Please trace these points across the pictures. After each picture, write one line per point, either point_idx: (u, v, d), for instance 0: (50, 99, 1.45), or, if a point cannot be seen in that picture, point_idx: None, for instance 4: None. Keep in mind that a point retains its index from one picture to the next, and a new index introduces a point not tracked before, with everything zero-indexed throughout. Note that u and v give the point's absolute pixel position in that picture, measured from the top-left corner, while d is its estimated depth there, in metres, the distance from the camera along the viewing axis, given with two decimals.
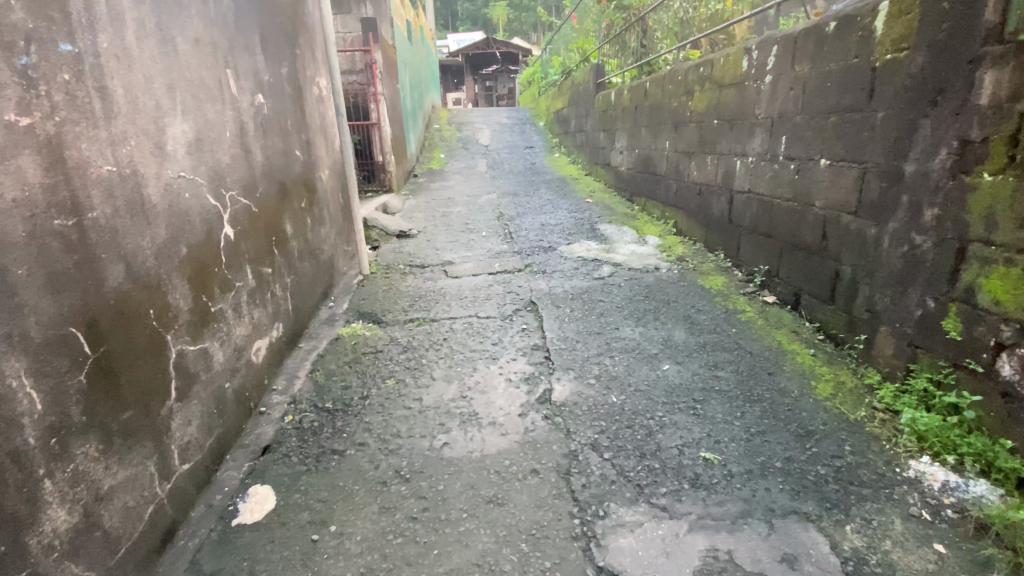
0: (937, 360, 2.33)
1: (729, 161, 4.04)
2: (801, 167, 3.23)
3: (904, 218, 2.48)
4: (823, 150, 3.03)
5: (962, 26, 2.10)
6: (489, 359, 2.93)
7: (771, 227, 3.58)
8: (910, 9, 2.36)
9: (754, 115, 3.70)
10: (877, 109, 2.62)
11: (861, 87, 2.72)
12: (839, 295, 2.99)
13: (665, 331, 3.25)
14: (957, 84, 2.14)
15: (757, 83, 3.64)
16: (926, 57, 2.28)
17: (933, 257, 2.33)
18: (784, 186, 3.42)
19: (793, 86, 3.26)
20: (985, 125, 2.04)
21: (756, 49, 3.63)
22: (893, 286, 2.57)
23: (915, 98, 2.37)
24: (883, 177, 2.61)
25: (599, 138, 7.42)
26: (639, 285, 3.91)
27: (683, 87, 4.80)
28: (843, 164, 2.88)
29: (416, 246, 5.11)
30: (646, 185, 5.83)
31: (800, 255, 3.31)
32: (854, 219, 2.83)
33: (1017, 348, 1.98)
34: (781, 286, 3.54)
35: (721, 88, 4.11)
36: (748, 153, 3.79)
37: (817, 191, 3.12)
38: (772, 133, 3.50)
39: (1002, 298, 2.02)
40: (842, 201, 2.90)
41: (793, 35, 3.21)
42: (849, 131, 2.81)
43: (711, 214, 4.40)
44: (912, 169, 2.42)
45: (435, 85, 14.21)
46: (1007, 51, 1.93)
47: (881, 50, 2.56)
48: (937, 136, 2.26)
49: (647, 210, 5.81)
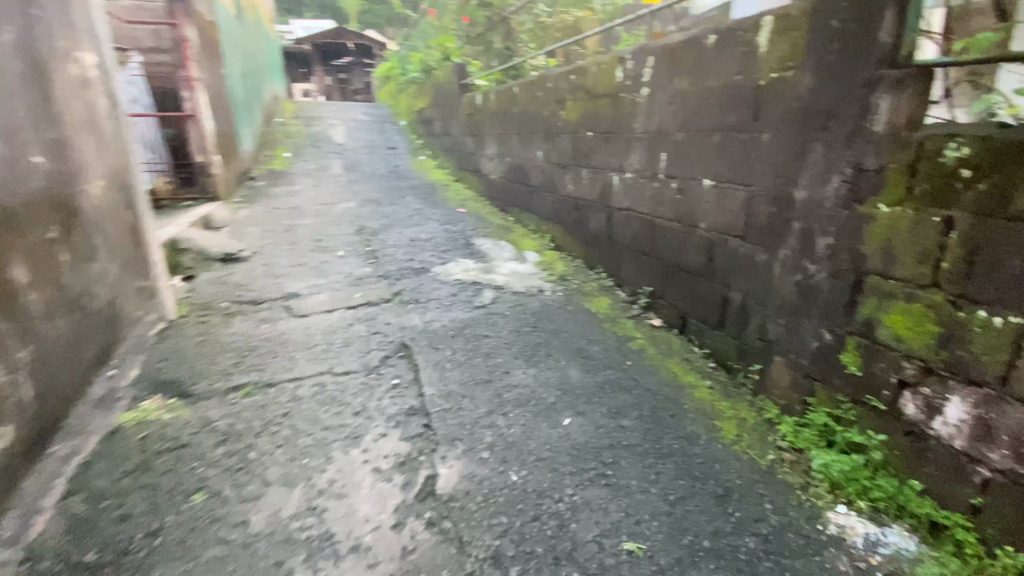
0: (835, 395, 2.23)
1: (608, 176, 3.80)
2: (683, 187, 3.00)
3: (795, 246, 2.33)
4: (705, 170, 2.82)
5: (855, 46, 1.98)
6: (350, 441, 2.23)
7: (654, 247, 3.36)
8: (796, 26, 2.21)
9: (630, 129, 3.46)
10: (762, 129, 2.44)
11: (744, 106, 2.53)
12: (729, 321, 2.81)
13: (560, 370, 2.83)
14: (849, 109, 2.02)
15: (633, 95, 3.40)
16: (814, 79, 2.15)
17: (827, 287, 2.20)
18: (666, 205, 3.18)
19: (670, 102, 3.02)
20: (880, 153, 1.94)
21: (630, 58, 3.39)
22: (786, 315, 2.42)
23: (803, 121, 2.23)
24: (772, 202, 2.43)
25: (466, 143, 6.92)
26: (525, 313, 3.45)
27: (554, 94, 4.50)
28: (728, 186, 2.67)
29: (248, 274, 4.07)
30: (521, 196, 5.45)
31: (685, 278, 3.09)
32: (742, 244, 2.65)
33: (919, 387, 1.90)
34: (666, 309, 3.30)
35: (596, 100, 3.85)
36: (626, 169, 3.56)
37: (700, 213, 2.89)
38: (649, 149, 3.27)
39: (903, 334, 1.93)
40: (728, 224, 2.71)
41: (669, 45, 2.99)
42: (734, 152, 2.62)
43: (590, 230, 4.16)
44: (802, 196, 2.27)
45: (277, 74, 12.48)
46: (902, 77, 1.84)
47: (765, 68, 2.38)
48: (829, 162, 2.13)
49: (522, 223, 5.46)
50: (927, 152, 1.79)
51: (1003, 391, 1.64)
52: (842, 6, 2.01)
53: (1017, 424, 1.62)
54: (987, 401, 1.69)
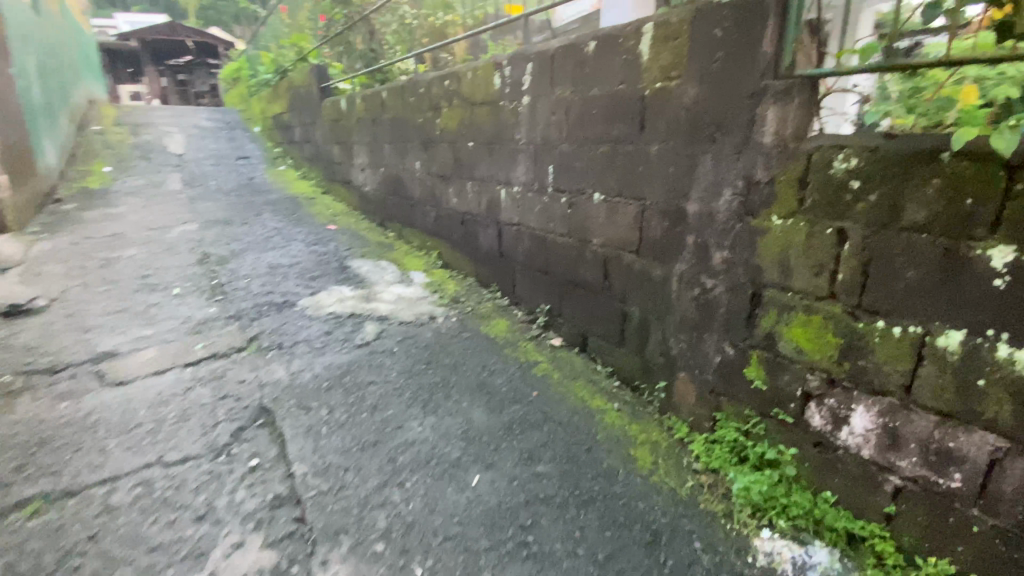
0: (742, 409, 2.17)
1: (494, 189, 3.53)
2: (572, 202, 2.82)
3: (691, 260, 2.24)
4: (594, 183, 2.66)
5: (739, 56, 1.92)
6: (191, 564, 1.67)
7: (547, 263, 3.13)
8: (677, 34, 2.11)
9: (513, 140, 3.23)
10: (649, 141, 2.33)
11: (629, 116, 2.40)
12: (629, 338, 2.66)
13: (461, 414, 2.45)
14: (736, 119, 1.96)
15: (513, 104, 3.16)
16: (700, 89, 2.07)
17: (726, 301, 2.14)
18: (556, 220, 2.99)
19: (554, 111, 2.83)
20: (770, 166, 1.90)
21: (507, 64, 3.15)
22: (687, 331, 2.32)
23: (691, 132, 2.14)
24: (664, 216, 2.33)
25: (332, 152, 6.23)
26: (416, 346, 3.01)
27: (428, 101, 4.13)
28: (619, 200, 2.54)
29: (42, 331, 3.10)
30: (401, 210, 4.98)
31: (581, 295, 2.90)
32: (636, 259, 2.51)
33: (825, 399, 1.88)
34: (565, 327, 3.09)
35: (475, 109, 3.56)
36: (512, 181, 3.33)
37: (593, 227, 2.73)
38: (535, 161, 3.06)
39: (805, 347, 1.90)
40: (622, 238, 2.57)
41: (548, 51, 2.80)
42: (622, 164, 2.48)
43: (479, 247, 3.86)
44: (694, 209, 2.18)
45: (92, 72, 10.38)
46: (788, 88, 1.80)
47: (648, 78, 2.28)
48: (719, 175, 2.06)
49: (405, 241, 5.00)
50: (816, 164, 1.76)
51: (907, 400, 1.66)
52: (723, 14, 1.94)
53: (923, 431, 1.64)
54: (892, 410, 1.71)
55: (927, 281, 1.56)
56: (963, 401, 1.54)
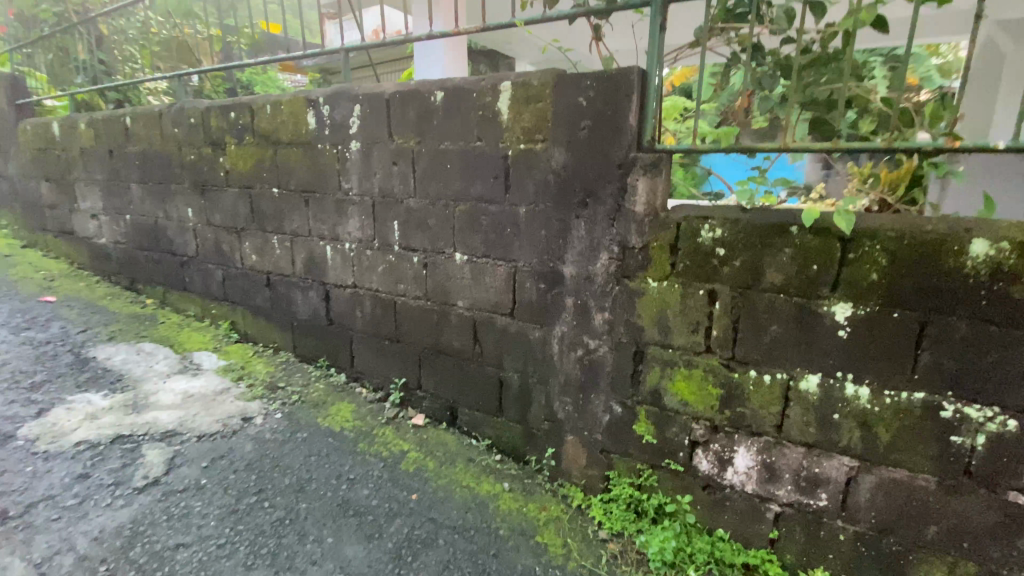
0: (634, 464, 2.19)
1: (314, 246, 2.93)
2: (428, 261, 2.53)
3: (572, 322, 2.18)
4: (454, 242, 2.44)
5: (606, 127, 1.94)
6: None
7: (399, 331, 2.74)
8: (539, 97, 2.05)
9: (338, 190, 2.72)
10: (516, 203, 2.22)
11: (492, 175, 2.25)
12: (508, 406, 2.47)
13: (330, 558, 1.88)
14: (607, 187, 1.98)
15: (335, 148, 2.67)
16: (567, 154, 2.04)
17: (611, 361, 2.12)
18: (408, 281, 2.64)
19: (396, 162, 2.49)
20: (643, 233, 1.95)
21: (324, 103, 2.65)
22: (573, 393, 2.25)
23: (561, 196, 2.10)
24: (539, 278, 2.23)
25: (35, 190, 4.46)
26: (235, 469, 2.25)
27: (201, 133, 3.23)
28: (486, 262, 2.36)
29: None
30: (165, 269, 3.79)
31: (447, 363, 2.62)
32: (511, 322, 2.37)
33: (710, 445, 2.01)
34: (427, 401, 2.74)
35: (278, 150, 2.91)
36: (341, 237, 2.81)
37: (456, 289, 2.49)
38: (374, 215, 2.65)
39: (689, 399, 2.00)
40: (493, 301, 2.40)
41: (382, 95, 2.44)
42: (486, 224, 2.32)
43: (295, 313, 3.15)
44: (571, 272, 2.13)
45: None
46: (655, 161, 1.88)
47: (510, 137, 2.16)
48: (594, 239, 2.05)
49: (175, 310, 3.82)
50: (685, 233, 1.88)
51: (780, 437, 1.87)
52: (587, 83, 1.94)
53: (795, 462, 1.87)
54: (768, 447, 1.91)
55: (788, 334, 1.79)
56: (824, 434, 1.80)
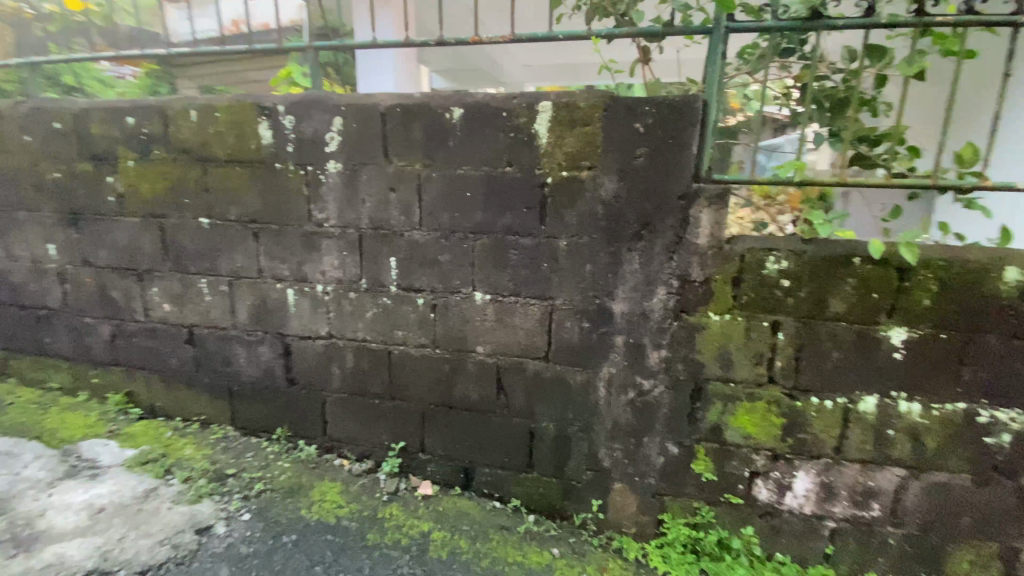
0: (690, 503, 2.11)
1: (267, 289, 2.33)
2: (437, 303, 2.16)
3: (622, 363, 2.02)
4: (472, 280, 2.10)
5: (665, 156, 1.82)
6: None
7: (395, 386, 2.30)
8: (587, 120, 1.85)
9: (308, 220, 2.21)
10: (555, 235, 1.98)
11: (524, 204, 1.98)
12: (540, 459, 2.21)
13: None
14: (666, 219, 1.86)
15: (303, 169, 2.15)
16: (619, 183, 1.87)
17: (668, 401, 2.01)
18: (408, 327, 2.22)
19: (395, 187, 2.08)
20: (705, 266, 1.87)
21: (285, 112, 2.11)
22: (622, 438, 2.09)
23: (611, 228, 1.91)
24: (581, 317, 2.02)
25: None
26: None
27: (75, 142, 2.39)
28: (515, 302, 2.07)
29: None
30: (8, 329, 2.75)
31: (462, 418, 2.26)
32: (545, 367, 2.11)
33: (770, 473, 2.02)
34: (434, 464, 2.34)
35: (208, 169, 2.25)
36: (309, 277, 2.27)
37: (473, 334, 2.16)
38: (361, 251, 2.19)
39: (751, 432, 1.98)
40: (522, 345, 2.11)
41: (377, 108, 2.02)
42: (516, 260, 2.03)
43: (235, 374, 2.48)
44: (622, 309, 1.97)
45: None
46: (720, 193, 1.80)
47: (550, 163, 1.92)
48: (650, 274, 1.92)
49: (29, 384, 2.80)
50: (749, 266, 1.85)
51: (838, 457, 1.95)
52: (645, 109, 1.80)
53: (850, 479, 1.97)
54: (826, 468, 1.97)
55: (848, 359, 1.86)
56: (879, 449, 1.91)
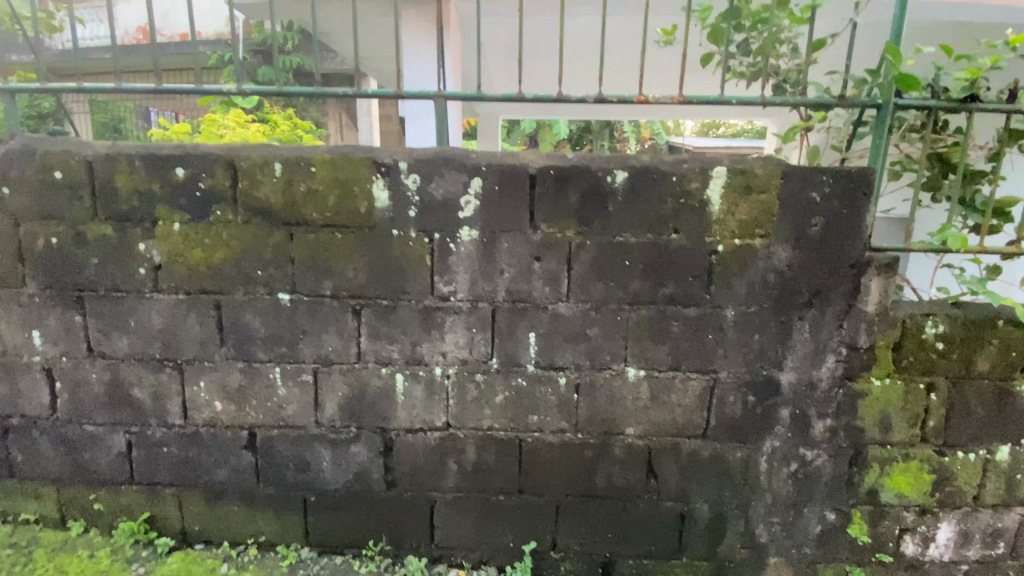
0: (842, 566, 2.10)
1: (367, 376, 1.94)
2: (583, 384, 1.92)
3: (785, 435, 1.97)
4: (626, 357, 1.91)
5: (839, 226, 1.81)
6: None
7: (526, 480, 2.01)
8: (763, 187, 1.79)
9: (429, 293, 1.88)
10: (722, 306, 1.87)
11: (690, 274, 1.84)
12: (691, 542, 2.07)
13: None
14: (838, 288, 1.85)
15: (427, 236, 1.84)
16: (793, 252, 1.83)
17: (829, 468, 1.99)
18: (546, 412, 1.95)
19: (542, 255, 1.84)
20: (871, 332, 1.89)
21: (409, 171, 1.79)
22: (780, 510, 2.03)
23: (781, 297, 1.86)
24: (745, 390, 1.93)
25: None
26: None
27: (86, 198, 1.82)
28: (674, 377, 1.92)
29: None
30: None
31: (605, 508, 2.04)
32: (702, 445, 1.98)
33: (918, 527, 2.06)
34: (568, 561, 2.08)
35: (294, 235, 1.83)
36: (424, 360, 1.93)
37: (624, 416, 1.95)
38: (496, 327, 1.89)
39: (905, 490, 2.02)
40: (678, 424, 1.96)
41: (526, 169, 1.78)
42: (679, 333, 1.88)
43: (314, 481, 2.02)
44: (790, 379, 1.92)
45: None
46: (890, 262, 1.83)
47: (720, 230, 1.82)
48: (819, 342, 1.89)
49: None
50: (911, 331, 1.89)
51: (975, 504, 2.05)
52: (823, 180, 1.79)
53: (983, 522, 2.07)
54: (964, 516, 2.06)
55: (990, 414, 1.97)
56: (1010, 492, 2.04)
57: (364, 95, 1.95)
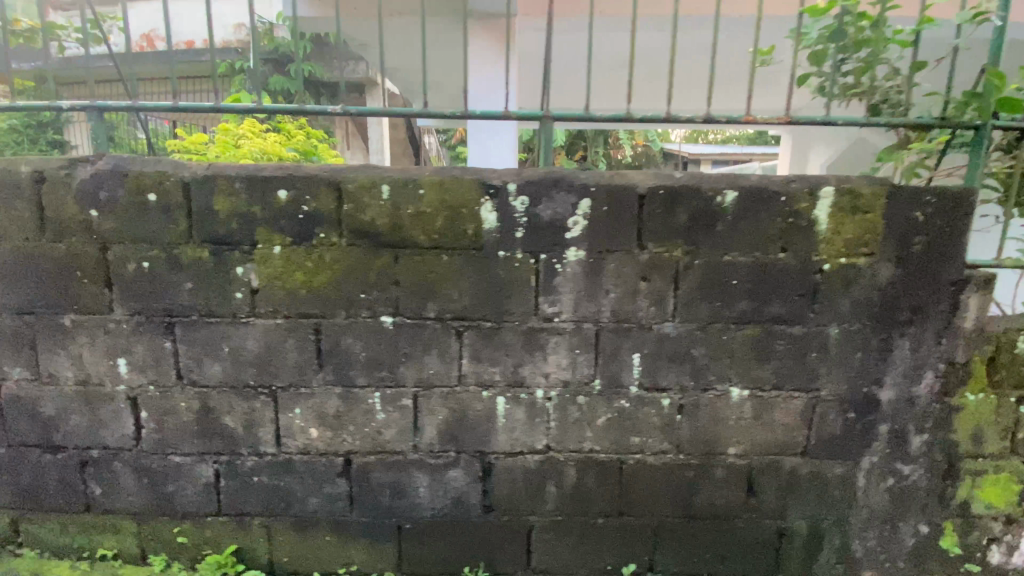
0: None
1: (467, 399, 1.90)
2: (687, 405, 1.92)
3: (882, 450, 1.98)
4: (730, 377, 1.90)
5: (940, 243, 1.85)
6: None
7: (627, 500, 1.99)
8: (869, 207, 1.81)
9: (533, 314, 1.85)
10: (825, 325, 1.88)
11: (795, 293, 1.85)
12: (787, 559, 2.07)
13: None
14: (937, 305, 1.88)
15: (533, 257, 1.81)
16: (895, 270, 1.86)
17: (924, 481, 2.01)
18: (649, 433, 1.94)
19: (650, 276, 1.82)
20: (967, 348, 1.92)
21: (518, 192, 1.77)
22: (876, 524, 2.05)
23: (882, 315, 1.88)
24: (846, 407, 1.94)
25: None
26: None
27: (178, 220, 1.75)
28: (777, 396, 1.92)
29: None
30: (29, 476, 1.94)
31: (704, 528, 2.03)
32: (802, 462, 1.99)
33: (1006, 537, 2.09)
34: None
35: (399, 256, 1.80)
36: (527, 382, 1.89)
37: (726, 435, 1.95)
38: (601, 349, 1.87)
39: (995, 501, 2.05)
40: (778, 442, 1.96)
41: (638, 190, 1.77)
42: (783, 352, 1.89)
43: (409, 508, 1.97)
44: (889, 396, 1.94)
45: None
46: (988, 279, 1.87)
47: (827, 249, 1.83)
48: (918, 358, 1.92)
49: (65, 552, 2.01)
50: (1005, 346, 1.93)
51: None
52: (925, 199, 1.82)
53: None
54: None
55: None
56: None
57: (471, 115, 1.86)
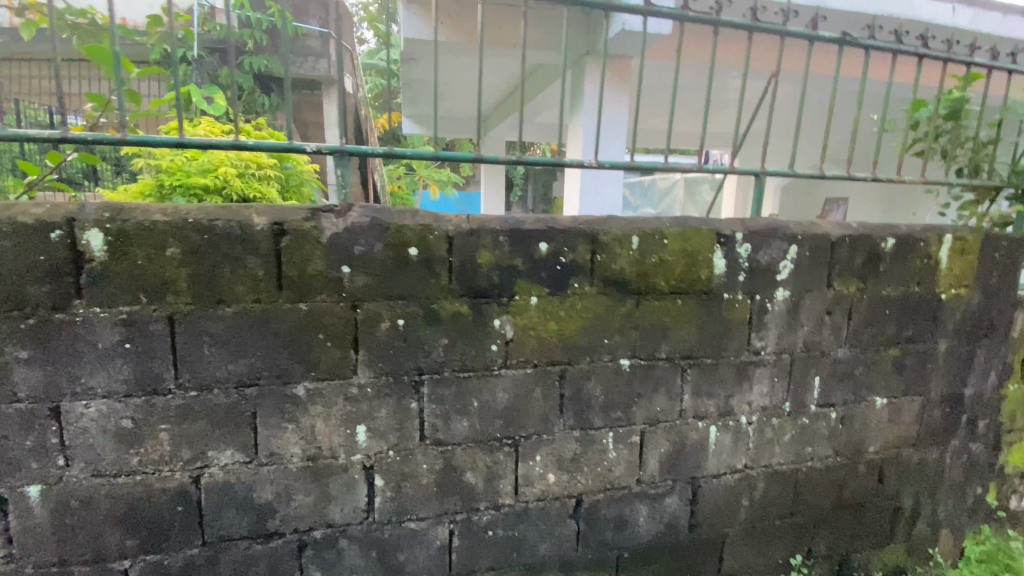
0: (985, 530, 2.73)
1: (686, 430, 2.05)
2: (847, 415, 2.29)
3: (963, 434, 2.55)
4: (876, 388, 2.31)
5: (1008, 274, 2.43)
6: None
7: (797, 501, 2.31)
8: (971, 250, 2.33)
9: (745, 348, 2.06)
10: (938, 341, 2.37)
11: (922, 317, 2.31)
12: (897, 529, 2.56)
13: None
14: (1003, 320, 2.47)
15: (749, 298, 2.02)
16: (982, 296, 2.40)
17: (984, 454, 2.62)
18: (818, 442, 2.27)
19: (831, 310, 2.14)
20: (1017, 351, 2.54)
21: (743, 240, 1.96)
22: (954, 491, 2.61)
23: (971, 331, 2.42)
24: (944, 404, 2.47)
25: None
26: None
27: (439, 273, 1.65)
28: (904, 400, 2.38)
29: None
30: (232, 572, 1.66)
31: (847, 514, 2.42)
32: (914, 450, 2.47)
33: None
34: (817, 565, 2.43)
35: (642, 301, 1.89)
36: (735, 409, 2.10)
37: (869, 435, 2.36)
38: (792, 374, 2.15)
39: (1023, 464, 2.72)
40: (900, 437, 2.42)
41: (829, 238, 2.07)
42: (911, 365, 2.35)
43: (630, 536, 2.07)
44: (970, 392, 2.50)
45: None
46: None
47: (945, 283, 2.31)
48: (989, 361, 2.50)
49: None
50: None
51: None
52: (1003, 242, 2.38)
53: None
54: None
55: None
56: None
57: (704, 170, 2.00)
